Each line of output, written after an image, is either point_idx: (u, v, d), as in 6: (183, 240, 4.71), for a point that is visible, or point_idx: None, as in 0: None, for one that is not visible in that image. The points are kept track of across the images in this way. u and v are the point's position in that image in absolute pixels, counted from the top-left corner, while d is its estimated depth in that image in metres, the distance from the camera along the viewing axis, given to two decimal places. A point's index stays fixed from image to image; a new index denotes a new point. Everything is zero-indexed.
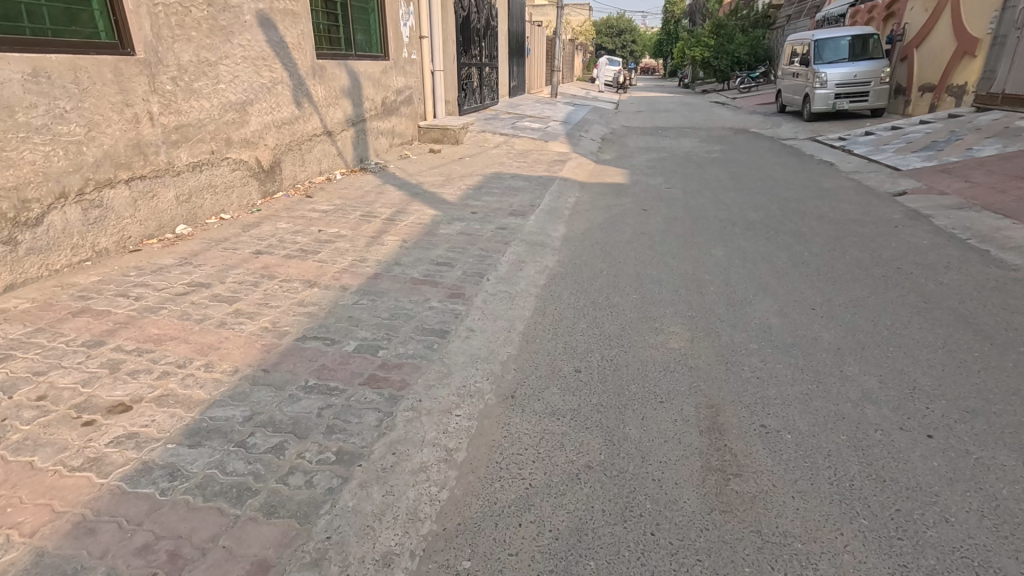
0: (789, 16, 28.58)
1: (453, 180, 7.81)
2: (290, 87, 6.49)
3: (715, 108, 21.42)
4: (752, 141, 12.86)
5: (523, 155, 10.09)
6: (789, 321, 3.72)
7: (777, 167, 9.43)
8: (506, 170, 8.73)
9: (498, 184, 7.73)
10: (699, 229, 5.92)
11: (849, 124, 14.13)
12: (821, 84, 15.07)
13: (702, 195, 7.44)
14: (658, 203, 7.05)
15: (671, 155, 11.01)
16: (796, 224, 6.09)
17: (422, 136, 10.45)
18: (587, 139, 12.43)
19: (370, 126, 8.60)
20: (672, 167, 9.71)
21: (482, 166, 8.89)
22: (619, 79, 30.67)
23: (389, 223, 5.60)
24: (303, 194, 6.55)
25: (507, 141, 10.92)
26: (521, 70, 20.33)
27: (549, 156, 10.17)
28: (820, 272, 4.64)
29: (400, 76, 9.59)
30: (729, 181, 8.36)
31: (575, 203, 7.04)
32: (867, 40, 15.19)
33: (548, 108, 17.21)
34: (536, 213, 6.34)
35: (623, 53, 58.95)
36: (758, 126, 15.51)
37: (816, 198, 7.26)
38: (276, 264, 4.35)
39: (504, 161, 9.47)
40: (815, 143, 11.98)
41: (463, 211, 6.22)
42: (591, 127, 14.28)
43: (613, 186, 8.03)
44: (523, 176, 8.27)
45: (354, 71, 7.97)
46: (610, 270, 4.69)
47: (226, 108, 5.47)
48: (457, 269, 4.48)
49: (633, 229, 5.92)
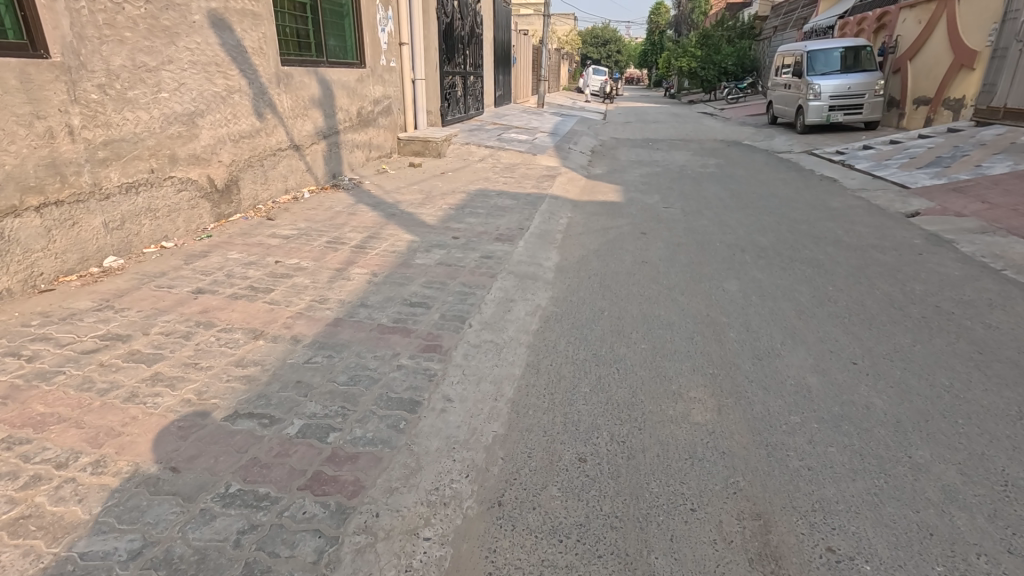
0: (776, 27, 28.41)
1: (434, 198, 7.14)
2: (249, 96, 5.80)
3: (705, 119, 21.04)
4: (747, 154, 12.38)
5: (510, 169, 9.47)
6: (830, 380, 3.11)
7: (779, 184, 8.91)
8: (492, 186, 8.09)
9: (483, 203, 7.09)
10: (707, 256, 5.31)
11: (844, 137, 13.74)
12: (814, 95, 14.70)
13: (704, 216, 6.86)
14: (658, 225, 6.45)
15: (666, 169, 10.47)
16: (812, 251, 5.52)
17: (402, 149, 9.81)
18: (577, 152, 11.85)
19: (343, 139, 7.93)
20: (668, 183, 9.15)
21: (466, 182, 8.24)
22: (607, 88, 30.10)
23: (359, 252, 4.92)
24: (264, 216, 5.84)
25: (493, 154, 10.29)
26: (506, 79, 19.78)
27: (538, 170, 9.55)
28: (850, 312, 4.05)
29: (377, 85, 8.94)
30: (730, 199, 7.80)
31: (567, 224, 6.42)
32: (859, 52, 14.88)
33: (535, 118, 16.65)
34: (525, 238, 5.70)
35: (609, 63, 58.90)
36: (751, 139, 15.09)
37: (826, 220, 6.71)
38: (216, 308, 3.66)
39: (489, 176, 8.84)
40: (813, 157, 11.53)
41: (444, 235, 5.56)
42: (580, 139, 13.72)
43: (607, 205, 7.43)
44: (510, 194, 7.64)
45: (324, 79, 7.30)
46: (611, 310, 4.05)
47: (170, 121, 4.77)
48: (434, 312, 3.81)
49: (634, 256, 5.31)
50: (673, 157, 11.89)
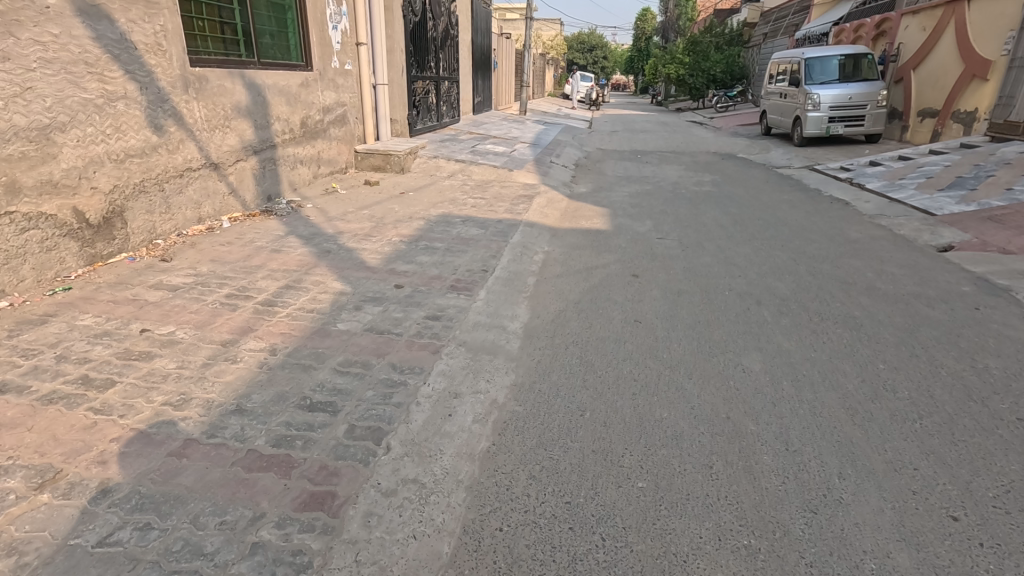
0: (767, 34, 27.66)
1: (384, 227, 5.97)
2: (141, 103, 4.62)
3: (694, 128, 20.10)
4: (743, 170, 11.38)
5: (482, 188, 8.33)
6: (930, 561, 2.03)
7: (785, 207, 7.89)
8: (456, 210, 6.94)
9: (443, 233, 5.94)
10: (714, 313, 4.22)
11: (845, 151, 12.83)
12: (813, 106, 13.73)
13: (705, 251, 5.78)
14: (652, 263, 5.36)
15: (657, 188, 9.41)
16: (843, 303, 4.45)
17: (360, 163, 8.67)
18: (558, 166, 10.77)
19: (282, 154, 6.75)
20: (660, 204, 8.09)
21: (427, 205, 7.09)
22: (592, 96, 29.19)
23: (263, 312, 3.75)
24: (159, 255, 4.65)
25: (463, 169, 9.16)
26: (486, 85, 18.69)
27: (513, 189, 8.42)
28: (919, 412, 2.97)
29: (328, 91, 7.77)
30: (733, 227, 6.75)
31: (542, 263, 5.31)
32: (858, 60, 14.04)
33: (515, 127, 15.53)
34: (488, 285, 4.56)
35: (595, 69, 58.16)
36: (746, 151, 14.14)
37: (849, 257, 5.67)
38: (6, 425, 2.46)
39: (457, 197, 7.70)
40: (816, 174, 10.56)
41: (384, 283, 4.42)
42: (563, 151, 12.66)
43: (591, 235, 6.34)
44: (477, 220, 6.50)
45: (254, 83, 6.13)
46: (594, 410, 2.93)
47: (7, 138, 3.58)
48: (338, 423, 2.65)
49: (624, 312, 4.21)
50: (664, 173, 10.84)
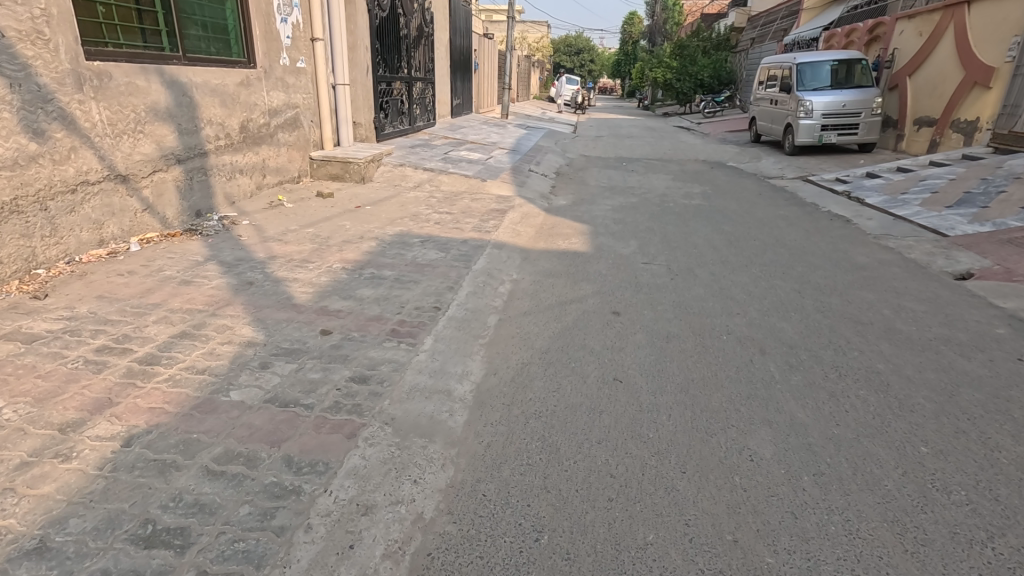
0: (755, 39, 27.20)
1: (326, 251, 5.14)
2: (12, 104, 3.76)
3: (681, 134, 19.44)
4: (734, 180, 10.71)
5: (450, 200, 7.55)
6: None
7: (782, 225, 7.18)
8: (416, 228, 6.12)
9: (396, 257, 5.13)
10: (711, 368, 3.46)
11: (839, 161, 12.23)
12: (805, 113, 13.13)
13: (696, 280, 5.03)
14: (635, 297, 4.59)
15: (643, 200, 8.67)
16: (862, 352, 3.72)
17: (316, 171, 7.87)
18: (537, 175, 10.02)
19: (216, 162, 5.91)
20: (646, 220, 7.35)
21: (383, 221, 6.26)
22: (577, 99, 28.54)
23: (137, 375, 2.91)
24: (32, 290, 3.79)
25: (431, 179, 8.33)
26: (466, 87, 17.89)
27: (484, 202, 7.62)
28: (988, 528, 2.22)
29: (276, 91, 6.94)
30: (726, 248, 6.03)
31: (507, 296, 4.52)
32: (851, 66, 13.49)
33: (494, 132, 14.77)
34: (438, 328, 3.76)
35: (582, 72, 57.64)
36: (736, 160, 13.50)
37: (860, 288, 4.95)
38: None
39: (420, 211, 6.88)
40: (812, 186, 9.93)
41: (307, 327, 3.60)
42: (543, 158, 11.92)
43: (566, 259, 5.57)
44: (438, 241, 5.70)
45: (178, 81, 5.28)
46: (554, 532, 2.14)
47: None
48: (181, 571, 1.84)
49: (601, 367, 3.44)
50: (650, 184, 10.12)
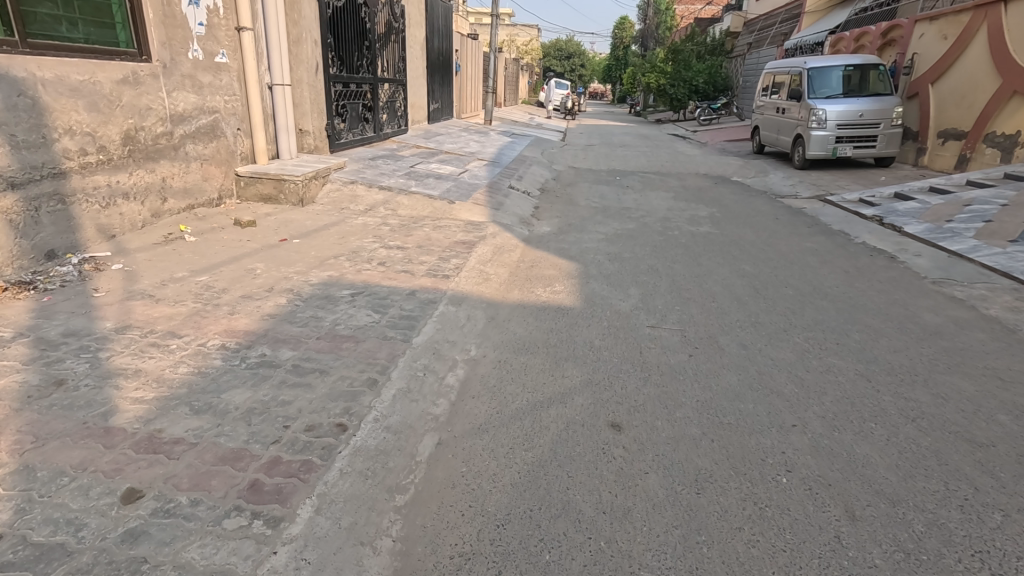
0: (753, 44, 26.07)
1: (209, 314, 3.68)
2: None
3: (677, 144, 18.15)
4: (743, 200, 9.38)
5: (406, 229, 6.12)
6: None
7: (815, 265, 5.81)
8: (351, 272, 4.68)
9: (306, 324, 3.68)
10: (778, 564, 2.07)
11: (857, 178, 10.97)
12: (817, 123, 11.84)
13: (724, 360, 3.63)
14: (642, 394, 3.18)
15: (642, 226, 7.29)
16: (1008, 517, 2.33)
17: (244, 191, 6.43)
18: (518, 192, 8.62)
19: (83, 185, 4.46)
20: (647, 255, 5.96)
21: (310, 262, 4.82)
22: (567, 104, 27.24)
23: None
24: None
25: (387, 199, 6.89)
26: (445, 91, 16.47)
27: (448, 230, 6.20)
28: None
29: (182, 92, 5.49)
30: (754, 302, 4.65)
31: (456, 395, 3.09)
32: (866, 72, 12.28)
33: (474, 141, 13.37)
34: (330, 478, 2.31)
35: (573, 77, 56.43)
36: (741, 174, 12.21)
37: (947, 372, 3.58)
38: None
39: (364, 244, 5.45)
40: (834, 209, 8.62)
41: (101, 486, 2.14)
42: (526, 171, 10.53)
43: (546, 322, 4.14)
44: (374, 295, 4.25)
45: (9, 76, 3.84)
46: None
47: None
48: None
49: (594, 568, 2.02)
50: (649, 204, 8.76)
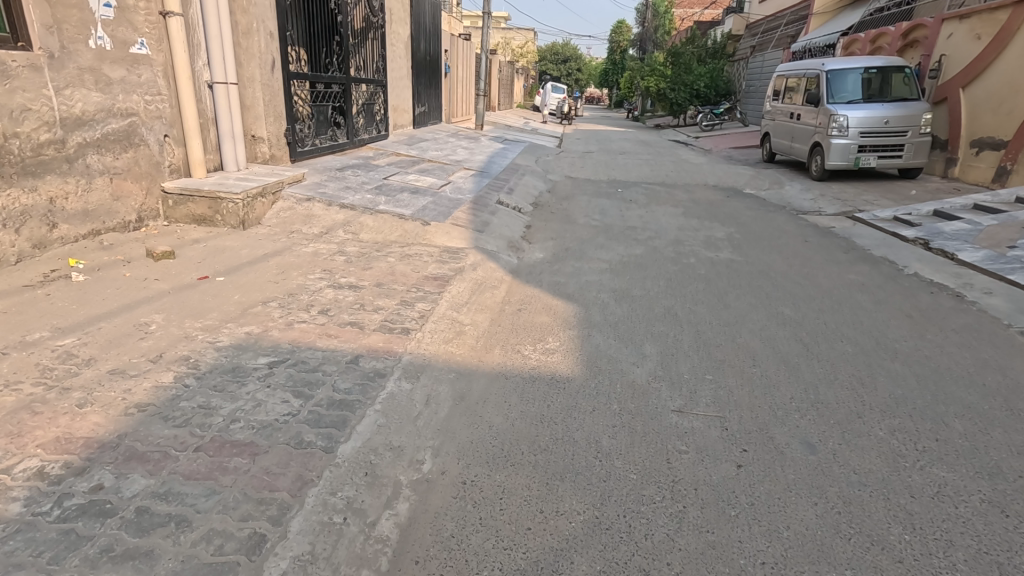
0: (757, 46, 25.13)
1: (47, 407, 2.55)
2: None
3: (680, 151, 17.10)
4: (763, 218, 8.31)
5: (367, 258, 5.00)
6: None
7: (868, 307, 4.72)
8: (280, 327, 3.56)
9: (187, 422, 2.55)
10: None
11: (883, 191, 9.92)
12: (838, 130, 10.79)
13: (789, 477, 2.53)
14: (678, 552, 2.08)
15: (652, 251, 6.19)
16: None
17: (172, 211, 5.31)
18: (507, 209, 7.52)
19: None
20: (662, 292, 4.86)
21: (228, 311, 3.69)
22: (564, 109, 26.25)
23: None
24: None
25: (349, 219, 5.77)
26: (433, 93, 15.38)
27: (418, 260, 5.08)
28: None
29: (80, 90, 4.37)
30: (807, 368, 3.56)
31: (389, 562, 1.97)
32: (888, 76, 11.27)
33: (462, 147, 12.27)
34: None
35: (569, 81, 55.49)
36: (754, 185, 11.14)
37: None
38: None
39: (309, 282, 4.33)
40: (868, 230, 7.56)
41: None
42: (518, 182, 9.44)
43: (536, 405, 3.02)
44: (300, 365, 3.13)
45: None
46: None
47: None
48: None
49: None
50: (657, 222, 7.67)
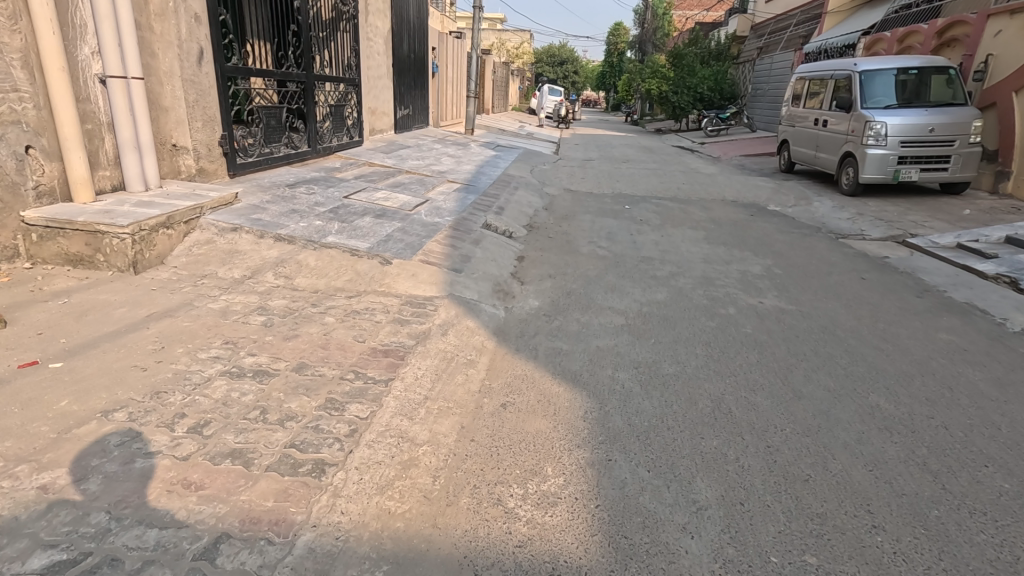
0: (765, 48, 23.92)
1: None
2: None
3: (687, 159, 15.83)
4: (800, 244, 6.99)
5: (298, 318, 3.64)
6: None
7: (992, 393, 3.38)
8: (110, 469, 2.19)
9: None
10: None
11: (931, 209, 8.63)
12: (875, 138, 9.46)
13: None
14: None
15: (677, 297, 4.84)
16: None
17: (38, 249, 3.94)
18: (494, 234, 6.17)
19: None
20: (703, 371, 3.50)
21: (35, 436, 2.32)
22: (560, 111, 25.03)
23: None
24: None
25: (284, 256, 4.39)
26: (419, 94, 14.03)
27: (368, 320, 3.71)
28: None
29: None
30: (963, 537, 2.22)
31: None
32: (929, 77, 9.99)
33: (449, 155, 10.92)
34: None
35: (566, 83, 54.24)
36: (778, 200, 9.84)
37: None
38: None
39: (197, 366, 2.96)
40: (933, 262, 6.23)
41: None
42: (511, 197, 8.11)
43: None
44: (102, 573, 1.75)
45: None
46: None
47: None
48: None
49: None
50: (677, 251, 6.34)
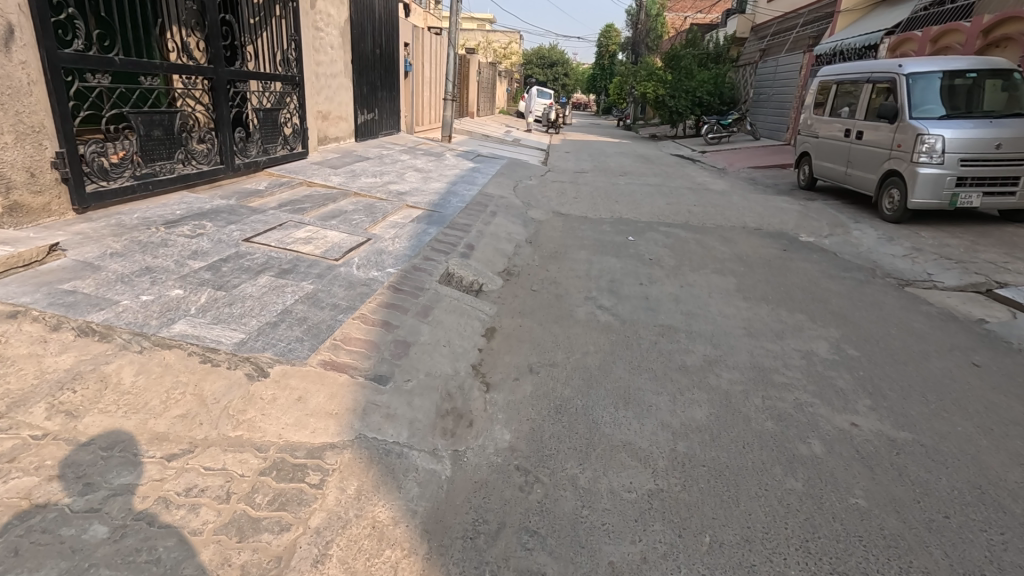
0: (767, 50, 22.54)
1: None
2: None
3: (690, 171, 14.23)
4: (862, 299, 5.32)
5: (33, 532, 1.87)
6: None
7: None
8: None
9: None
10: None
11: (1004, 243, 7.03)
12: (927, 155, 7.80)
13: None
14: None
15: (726, 416, 3.12)
16: None
17: None
18: (455, 292, 4.43)
19: None
20: None
21: None
22: (550, 115, 23.39)
23: None
24: None
25: (79, 369, 2.61)
26: (388, 95, 12.26)
27: (175, 531, 1.94)
28: None
29: None
30: None
31: None
32: (988, 82, 8.41)
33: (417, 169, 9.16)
34: None
35: (556, 86, 52.71)
36: (810, 227, 8.21)
37: None
38: None
39: None
40: None
41: None
42: (486, 227, 6.38)
43: None
44: None
45: None
46: None
47: None
48: None
49: None
50: (706, 314, 4.62)
